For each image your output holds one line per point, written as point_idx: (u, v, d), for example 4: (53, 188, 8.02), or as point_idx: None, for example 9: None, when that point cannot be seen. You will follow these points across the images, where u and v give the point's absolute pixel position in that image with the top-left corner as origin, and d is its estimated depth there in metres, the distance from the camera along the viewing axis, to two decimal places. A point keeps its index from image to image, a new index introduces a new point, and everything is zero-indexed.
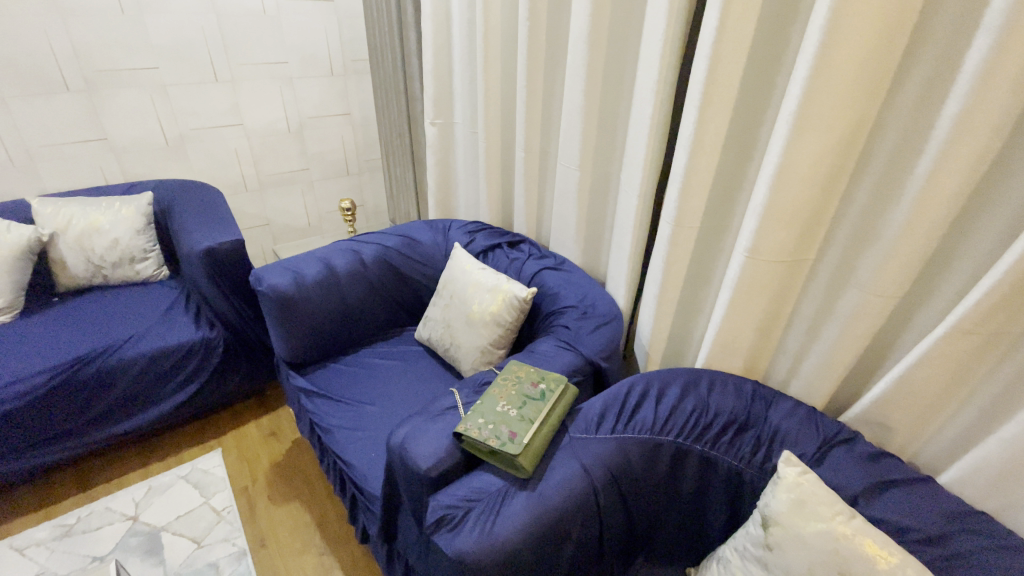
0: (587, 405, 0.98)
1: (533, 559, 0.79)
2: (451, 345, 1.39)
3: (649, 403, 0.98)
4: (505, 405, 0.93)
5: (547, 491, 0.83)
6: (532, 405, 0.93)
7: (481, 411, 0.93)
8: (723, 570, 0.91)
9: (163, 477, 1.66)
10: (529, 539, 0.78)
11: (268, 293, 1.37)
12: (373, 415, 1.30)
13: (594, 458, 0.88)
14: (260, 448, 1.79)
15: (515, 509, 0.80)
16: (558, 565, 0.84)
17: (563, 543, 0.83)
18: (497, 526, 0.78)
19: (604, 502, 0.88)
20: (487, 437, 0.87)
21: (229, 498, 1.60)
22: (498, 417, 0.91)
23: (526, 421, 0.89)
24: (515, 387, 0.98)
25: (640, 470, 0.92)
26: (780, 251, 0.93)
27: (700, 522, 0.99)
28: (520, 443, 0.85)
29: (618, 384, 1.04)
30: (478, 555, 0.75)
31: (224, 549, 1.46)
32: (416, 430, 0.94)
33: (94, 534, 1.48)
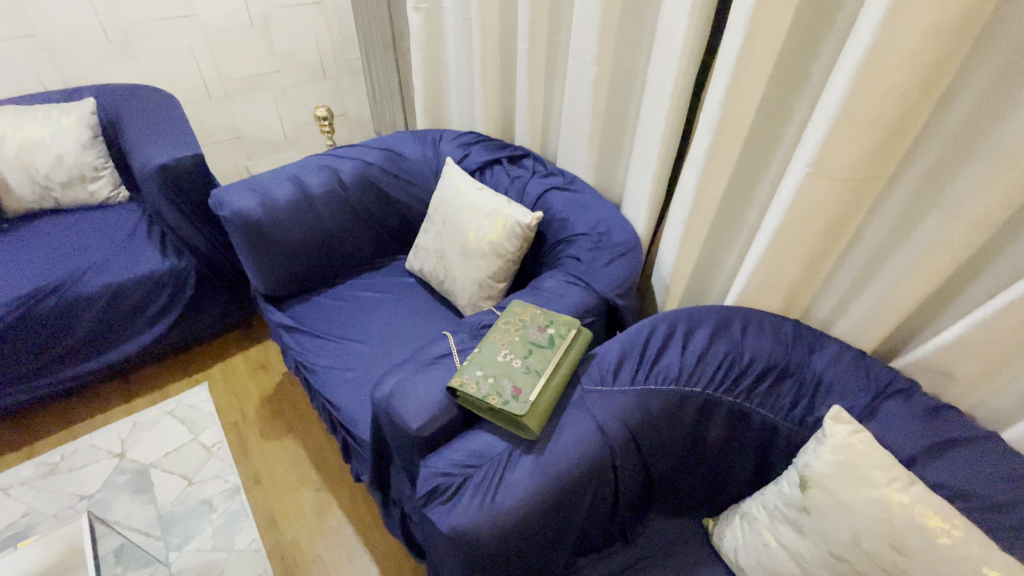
0: (602, 351, 0.85)
1: (539, 528, 0.70)
2: (445, 278, 1.24)
3: (674, 348, 0.84)
4: (507, 354, 0.80)
5: (556, 454, 0.71)
6: (539, 354, 0.79)
7: (479, 361, 0.80)
8: (748, 528, 0.83)
9: (148, 413, 1.59)
10: (533, 512, 0.68)
11: (232, 219, 1.19)
12: (361, 355, 1.18)
13: (610, 414, 0.76)
14: (249, 381, 1.70)
15: (520, 476, 0.69)
16: (567, 529, 0.75)
17: (572, 509, 0.73)
18: (497, 500, 0.68)
19: (620, 462, 0.77)
20: (486, 394, 0.74)
21: (218, 434, 1.53)
22: (499, 370, 0.78)
23: (532, 375, 0.76)
24: (519, 333, 0.83)
25: (663, 425, 0.80)
26: (851, 165, 0.74)
27: (724, 476, 0.90)
28: (526, 403, 0.72)
29: (637, 324, 0.89)
30: (475, 534, 0.66)
31: (217, 485, 1.41)
32: (405, 382, 0.81)
33: (82, 473, 1.44)
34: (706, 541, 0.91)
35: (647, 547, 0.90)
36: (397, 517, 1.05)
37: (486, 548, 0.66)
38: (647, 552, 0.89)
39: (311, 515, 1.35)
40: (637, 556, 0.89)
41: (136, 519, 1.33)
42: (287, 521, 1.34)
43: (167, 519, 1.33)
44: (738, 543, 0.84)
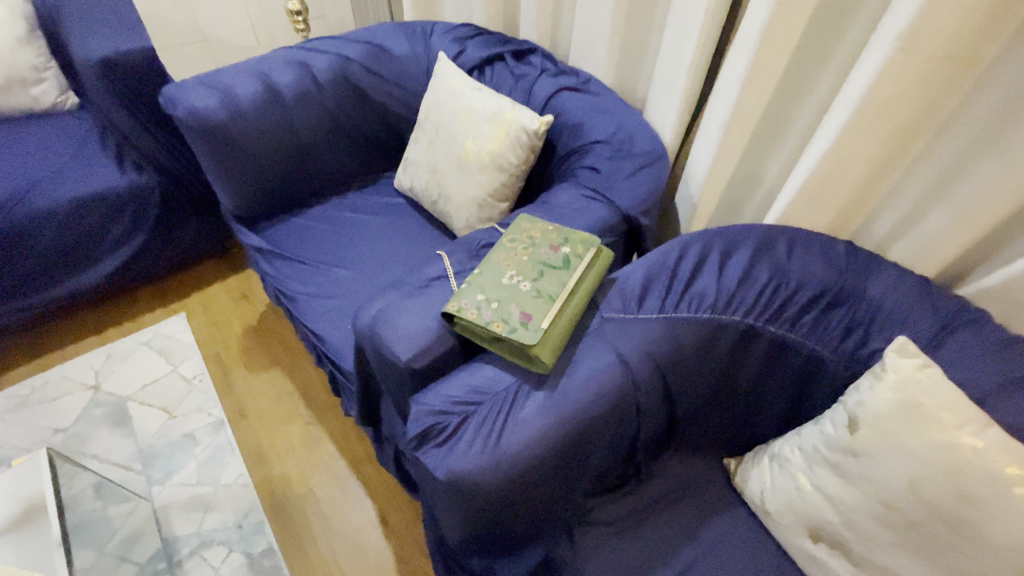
0: (625, 273, 0.72)
1: (550, 473, 0.61)
2: (439, 197, 1.09)
3: (708, 272, 0.72)
4: (513, 276, 0.67)
5: (571, 391, 0.61)
6: (552, 275, 0.66)
7: (480, 283, 0.67)
8: (780, 470, 0.75)
9: (123, 344, 1.49)
10: (544, 455, 0.59)
11: (187, 120, 1.03)
12: (346, 281, 1.05)
13: (635, 346, 0.65)
14: (231, 311, 1.57)
15: (529, 416, 0.59)
16: (582, 471, 0.67)
17: (588, 451, 0.64)
18: (501, 443, 0.58)
19: (644, 399, 0.67)
20: (490, 321, 0.62)
21: (199, 366, 1.43)
22: (505, 294, 0.65)
23: (545, 299, 0.64)
24: (528, 252, 0.70)
25: (692, 359, 0.69)
26: (952, 38, 0.58)
27: (754, 415, 0.80)
28: (538, 331, 0.60)
29: (664, 243, 0.76)
30: (476, 480, 0.57)
31: (200, 419, 1.33)
32: (392, 308, 0.69)
33: (54, 406, 1.35)
34: (727, 481, 0.84)
35: (665, 488, 0.82)
36: (390, 455, 0.96)
37: (490, 494, 0.58)
38: (665, 493, 0.82)
39: (301, 450, 1.28)
40: (653, 496, 0.82)
41: (115, 454, 1.26)
42: (275, 455, 1.27)
43: (148, 453, 1.26)
44: (765, 485, 0.77)
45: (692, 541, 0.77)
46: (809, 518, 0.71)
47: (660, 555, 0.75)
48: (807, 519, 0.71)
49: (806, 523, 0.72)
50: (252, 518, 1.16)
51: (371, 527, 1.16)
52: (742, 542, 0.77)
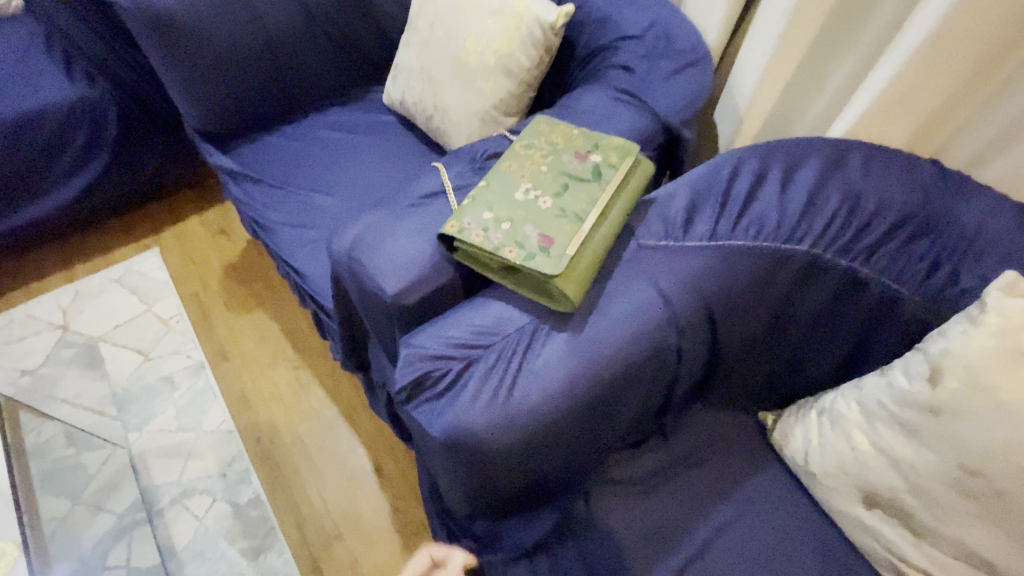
0: (666, 195, 0.59)
1: (572, 430, 0.50)
2: (435, 111, 0.91)
3: (768, 191, 0.59)
4: (529, 191, 0.54)
5: (600, 334, 0.49)
6: (579, 191, 0.53)
7: (486, 200, 0.54)
8: (832, 427, 0.65)
9: (91, 281, 1.36)
10: (568, 408, 0.48)
11: (131, 8, 0.87)
12: (328, 209, 0.91)
13: (678, 281, 0.53)
14: (209, 247, 1.43)
15: (548, 364, 0.48)
16: (610, 430, 0.57)
17: (616, 406, 0.53)
18: (515, 392, 0.47)
19: (686, 346, 0.56)
20: (500, 245, 0.50)
21: (175, 305, 1.31)
22: (519, 213, 0.53)
23: (569, 219, 0.51)
24: (546, 161, 0.57)
25: (742, 297, 0.58)
26: None
27: (802, 364, 0.69)
28: (563, 258, 0.48)
29: (713, 160, 0.63)
30: (487, 434, 0.47)
31: (178, 361, 1.22)
32: (374, 231, 0.57)
33: (20, 346, 1.25)
34: (761, 437, 0.74)
35: (693, 443, 0.73)
36: (383, 403, 0.86)
37: (500, 455, 0.48)
38: (693, 449, 0.72)
39: (289, 395, 1.18)
40: (680, 453, 0.72)
41: (87, 398, 1.16)
42: (260, 401, 1.17)
43: (123, 398, 1.17)
44: (810, 444, 0.67)
45: (723, 502, 0.68)
46: (863, 481, 0.62)
47: (686, 517, 0.67)
48: (861, 483, 0.62)
49: (859, 487, 0.63)
50: (237, 467, 1.08)
51: (365, 476, 1.08)
52: (780, 504, 0.68)
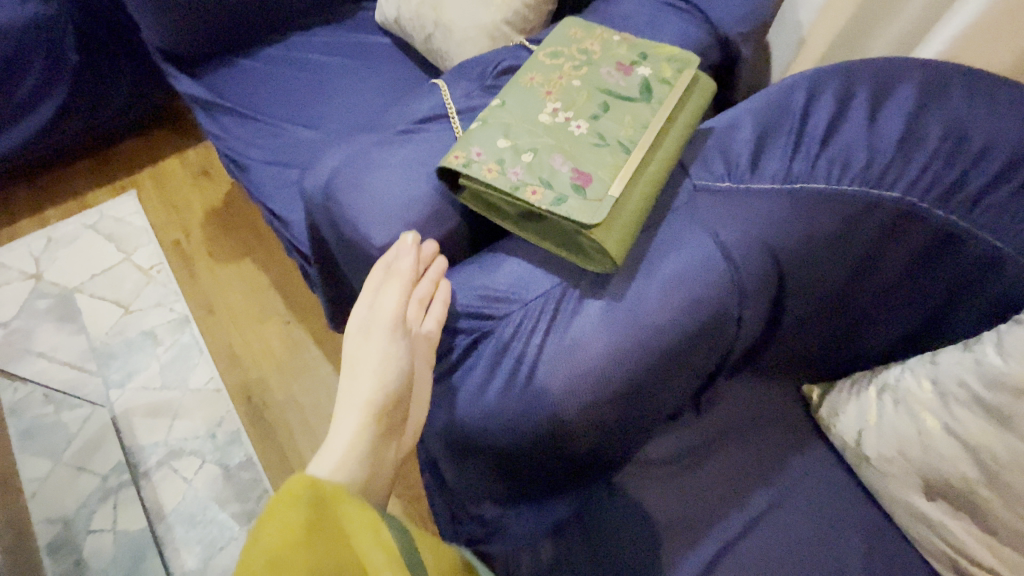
0: (727, 128, 0.52)
1: (615, 411, 0.44)
2: (436, 30, 0.76)
3: (852, 126, 0.48)
4: (559, 113, 0.48)
5: (643, 298, 0.43)
6: (621, 113, 0.47)
7: (505, 126, 0.47)
8: (898, 407, 0.55)
9: (64, 226, 1.25)
10: (607, 383, 0.42)
11: None
12: (310, 145, 0.78)
13: (737, 235, 0.46)
14: (190, 190, 1.31)
15: (581, 332, 0.43)
16: (657, 411, 0.50)
17: (665, 385, 0.47)
18: (544, 361, 0.42)
19: (745, 315, 0.49)
20: (523, 183, 0.43)
21: (156, 254, 1.21)
22: (547, 140, 0.46)
23: (610, 148, 0.45)
24: (581, 79, 0.50)
25: (812, 254, 0.49)
26: None
27: (864, 335, 0.59)
28: (606, 204, 0.42)
29: (784, 84, 0.52)
30: (519, 405, 0.43)
31: (160, 315, 1.14)
32: (363, 165, 0.51)
33: None
34: (805, 413, 0.65)
35: (732, 418, 0.64)
36: None
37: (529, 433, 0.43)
38: (732, 425, 0.63)
39: (280, 351, 1.10)
40: (716, 428, 0.63)
41: (65, 352, 1.09)
42: (250, 357, 1.09)
43: (102, 353, 1.09)
44: (866, 425, 0.58)
45: (763, 486, 0.60)
46: (928, 468, 0.53)
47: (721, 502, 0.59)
48: (926, 471, 0.53)
49: (921, 475, 0.54)
50: (227, 428, 1.02)
51: None
52: (830, 488, 0.60)
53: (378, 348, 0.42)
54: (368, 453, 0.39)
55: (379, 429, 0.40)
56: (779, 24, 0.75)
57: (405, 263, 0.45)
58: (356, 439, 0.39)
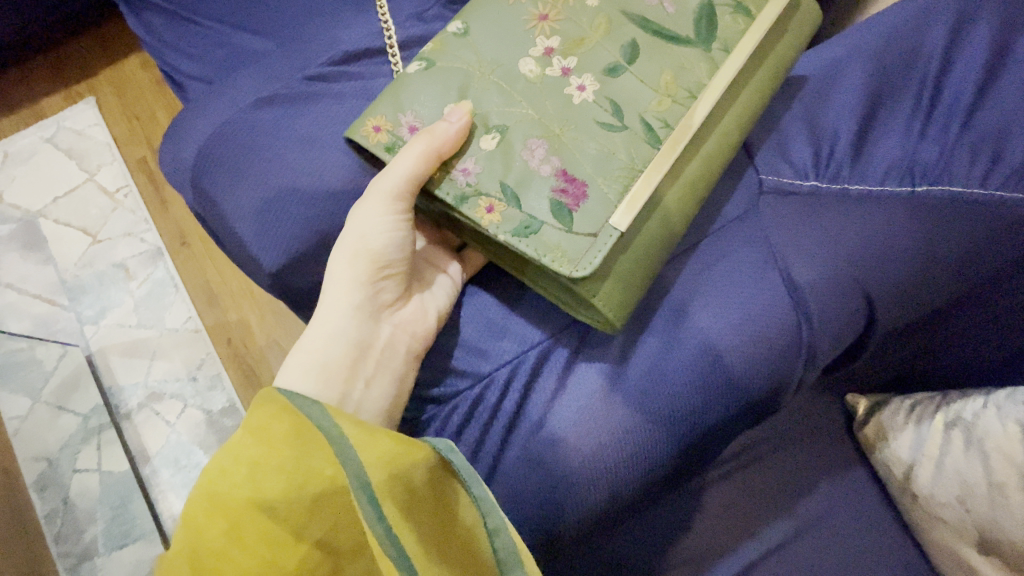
0: (829, 81, 0.43)
1: (668, 458, 0.41)
2: None
3: (1011, 88, 0.38)
4: (555, 65, 0.42)
5: (686, 338, 0.40)
6: (654, 68, 0.42)
7: (473, 86, 0.42)
8: (969, 445, 0.44)
9: (20, 139, 1.12)
10: (633, 446, 0.40)
11: None
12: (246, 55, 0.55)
13: (819, 249, 0.40)
14: (154, 98, 1.14)
15: (602, 370, 0.41)
16: (699, 456, 0.46)
17: (716, 430, 0.42)
18: (546, 427, 0.40)
19: (825, 353, 0.41)
20: (478, 193, 0.39)
21: (121, 175, 1.08)
22: (529, 115, 0.41)
23: (613, 126, 0.41)
24: (592, 15, 0.43)
25: (923, 286, 0.39)
26: None
27: (951, 355, 0.48)
28: (599, 252, 0.37)
29: (915, 15, 0.42)
30: (531, 474, 0.40)
31: (130, 246, 1.04)
32: (317, 123, 0.44)
33: None
34: (844, 428, 0.55)
35: (754, 434, 0.54)
36: None
37: (581, 484, 0.40)
38: (751, 442, 0.54)
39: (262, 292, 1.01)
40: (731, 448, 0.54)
41: (33, 283, 1.02)
42: (229, 297, 1.01)
43: (73, 286, 1.02)
44: (922, 458, 0.47)
45: (779, 517, 0.51)
46: (989, 524, 0.43)
47: (729, 530, 0.52)
48: (987, 527, 0.43)
49: (979, 528, 0.44)
50: (208, 371, 0.97)
51: None
52: (858, 521, 0.51)
53: (378, 215, 0.39)
54: (354, 312, 0.42)
55: (374, 275, 0.42)
56: None
57: (439, 129, 0.39)
58: (348, 298, 0.42)
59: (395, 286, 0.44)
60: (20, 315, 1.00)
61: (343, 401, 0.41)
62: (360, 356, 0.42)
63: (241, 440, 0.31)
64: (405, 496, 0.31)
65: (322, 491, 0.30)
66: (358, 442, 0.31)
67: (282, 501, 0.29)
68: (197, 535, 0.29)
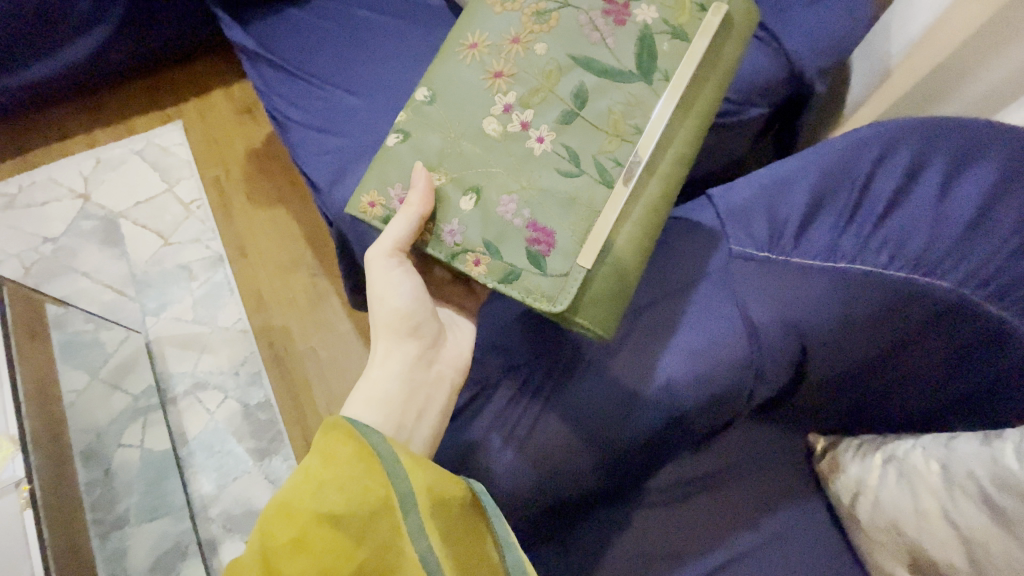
0: (787, 177, 0.54)
1: (642, 440, 0.56)
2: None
3: (913, 205, 0.48)
4: (515, 121, 0.53)
5: (672, 353, 0.54)
6: (606, 109, 0.52)
7: (447, 150, 0.54)
8: (901, 479, 0.54)
9: (112, 150, 1.29)
10: (621, 430, 0.55)
11: None
12: (354, 116, 0.77)
13: (769, 303, 0.53)
14: (233, 127, 1.30)
15: (609, 373, 0.55)
16: (669, 447, 0.60)
17: (680, 427, 0.57)
18: (565, 410, 0.55)
19: (762, 374, 0.56)
20: (465, 250, 0.52)
21: (196, 189, 1.24)
22: (498, 174, 0.53)
23: (567, 167, 0.52)
24: (537, 67, 0.53)
25: (838, 341, 0.52)
26: None
27: (878, 410, 0.58)
28: (572, 287, 0.50)
29: (858, 135, 0.52)
30: (557, 437, 0.55)
31: (196, 251, 1.18)
32: None
33: (42, 211, 1.24)
34: (807, 462, 0.65)
35: (730, 454, 0.64)
36: None
37: (580, 450, 0.55)
38: (728, 465, 0.64)
39: (305, 304, 1.12)
40: (708, 468, 0.64)
41: (105, 275, 1.16)
42: (276, 305, 1.13)
43: (140, 281, 1.15)
44: (865, 489, 0.57)
45: (746, 529, 0.61)
46: (918, 549, 0.53)
47: (702, 538, 0.61)
48: (916, 550, 0.53)
49: (909, 551, 0.53)
50: (249, 368, 1.08)
51: None
52: (815, 544, 0.60)
53: (388, 273, 0.54)
54: (405, 361, 0.53)
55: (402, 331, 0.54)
56: (869, 45, 0.67)
57: (411, 201, 0.52)
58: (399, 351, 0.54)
59: (432, 327, 0.56)
60: (90, 302, 1.14)
61: (399, 432, 0.50)
62: (414, 391, 0.53)
63: (317, 468, 0.41)
64: (444, 521, 0.43)
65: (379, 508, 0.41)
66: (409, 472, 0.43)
67: (348, 516, 0.39)
68: (278, 543, 0.39)
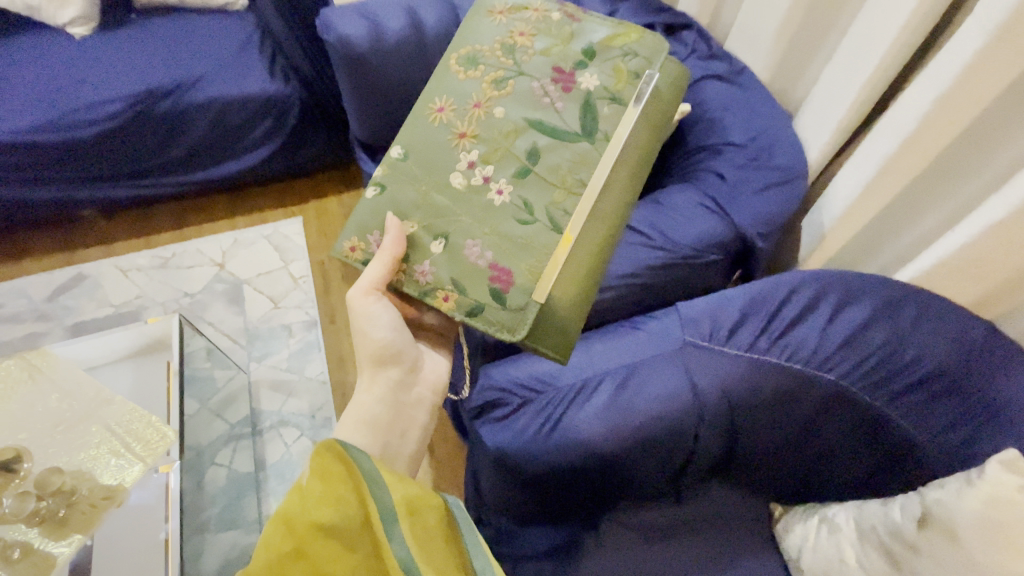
0: (729, 295, 0.76)
1: (607, 466, 0.74)
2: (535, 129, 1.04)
3: (807, 325, 0.71)
4: (477, 173, 0.77)
5: (635, 404, 0.72)
6: (545, 173, 0.77)
7: (420, 201, 0.77)
8: (829, 535, 0.71)
9: (247, 233, 1.68)
10: (597, 458, 0.73)
11: (335, 44, 1.06)
12: None
13: (711, 379, 0.72)
14: (339, 224, 1.69)
15: (586, 412, 0.72)
16: (630, 482, 0.78)
17: (636, 463, 0.75)
18: (553, 436, 0.72)
19: (703, 431, 0.75)
20: (436, 286, 0.74)
21: (305, 268, 1.58)
22: (464, 223, 0.76)
23: (521, 211, 0.75)
24: (485, 130, 0.79)
25: (764, 412, 0.73)
26: None
27: (807, 474, 0.78)
28: (525, 324, 0.73)
29: (777, 275, 0.75)
30: (545, 454, 0.73)
31: (297, 315, 1.49)
32: None
33: (187, 273, 1.60)
34: (767, 521, 0.82)
35: (702, 508, 0.82)
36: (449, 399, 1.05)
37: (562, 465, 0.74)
38: (700, 516, 0.81)
39: None
40: (684, 516, 0.81)
41: (226, 326, 1.48)
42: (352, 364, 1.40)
43: (252, 334, 1.47)
44: (805, 543, 0.73)
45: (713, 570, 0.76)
46: None
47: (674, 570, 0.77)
48: None
49: None
50: (324, 414, 1.33)
51: None
52: None
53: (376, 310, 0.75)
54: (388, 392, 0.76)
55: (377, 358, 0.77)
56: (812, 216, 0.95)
57: (384, 251, 0.75)
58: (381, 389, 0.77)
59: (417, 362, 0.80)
60: None
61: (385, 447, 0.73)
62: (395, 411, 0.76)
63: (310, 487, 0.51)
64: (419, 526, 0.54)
65: (361, 520, 0.51)
66: (389, 486, 0.53)
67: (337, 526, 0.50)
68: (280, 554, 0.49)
